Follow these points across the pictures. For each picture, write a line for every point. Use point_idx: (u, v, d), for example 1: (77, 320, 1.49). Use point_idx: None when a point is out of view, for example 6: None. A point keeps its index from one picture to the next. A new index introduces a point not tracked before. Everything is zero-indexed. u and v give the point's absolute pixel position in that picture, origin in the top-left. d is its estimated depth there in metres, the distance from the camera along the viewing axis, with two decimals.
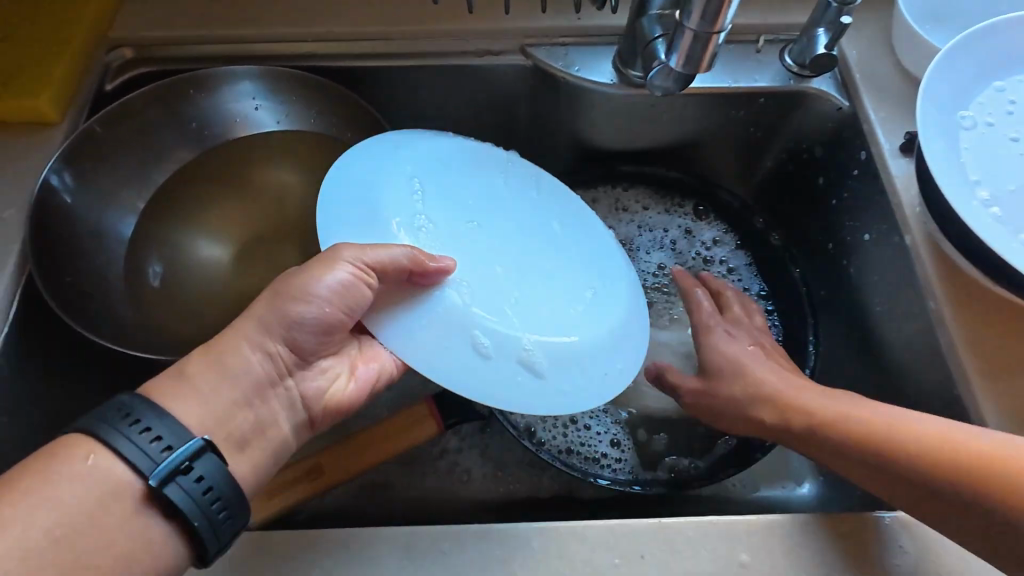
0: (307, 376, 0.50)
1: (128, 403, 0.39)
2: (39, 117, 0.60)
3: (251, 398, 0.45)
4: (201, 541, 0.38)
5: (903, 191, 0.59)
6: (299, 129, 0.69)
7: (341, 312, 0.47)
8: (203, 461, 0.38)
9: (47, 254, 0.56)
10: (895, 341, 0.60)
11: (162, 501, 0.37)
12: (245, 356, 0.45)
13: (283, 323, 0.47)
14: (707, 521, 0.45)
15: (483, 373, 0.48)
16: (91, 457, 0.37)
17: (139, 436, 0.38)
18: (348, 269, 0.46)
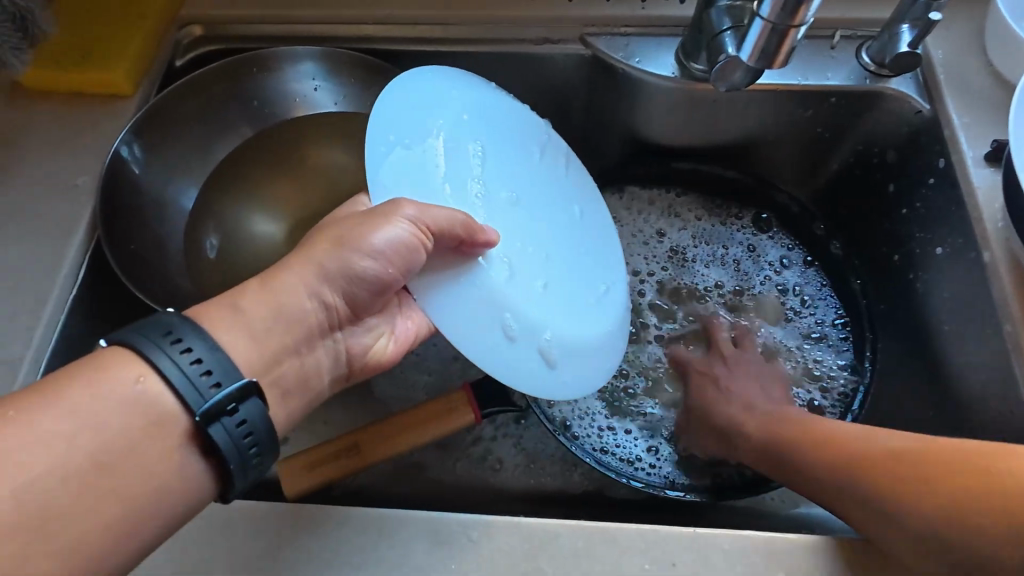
0: (353, 332, 0.52)
1: (173, 330, 0.38)
2: (113, 89, 0.63)
3: (302, 346, 0.46)
4: (230, 476, 0.39)
5: (985, 204, 0.55)
6: (355, 110, 0.69)
7: (399, 272, 0.47)
8: (245, 404, 0.38)
9: (115, 222, 0.59)
10: (962, 365, 0.56)
11: (204, 437, 0.38)
12: (302, 300, 0.46)
13: (342, 273, 0.47)
14: (744, 535, 0.44)
15: (510, 355, 0.49)
16: (141, 382, 0.37)
17: (189, 366, 0.38)
18: (407, 227, 0.45)
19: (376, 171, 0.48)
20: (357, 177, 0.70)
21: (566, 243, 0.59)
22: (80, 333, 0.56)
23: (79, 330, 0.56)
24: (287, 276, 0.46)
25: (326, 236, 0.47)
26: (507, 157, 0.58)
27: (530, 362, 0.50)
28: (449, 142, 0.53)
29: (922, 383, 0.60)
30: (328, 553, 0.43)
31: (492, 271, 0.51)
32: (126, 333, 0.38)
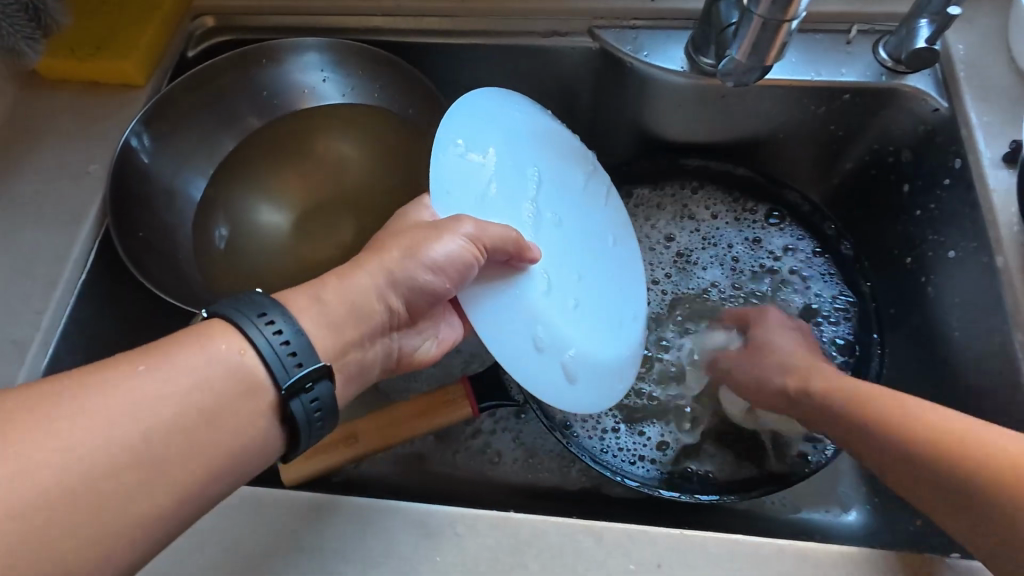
0: (405, 333, 0.52)
1: (267, 308, 0.39)
2: (125, 78, 0.64)
3: (366, 339, 0.46)
4: (296, 443, 0.40)
5: (1000, 207, 0.53)
6: (363, 102, 0.70)
7: (450, 282, 0.47)
8: (324, 383, 0.39)
9: (125, 209, 0.60)
10: (972, 373, 0.54)
11: (283, 410, 0.39)
12: (370, 296, 0.46)
13: (405, 280, 0.47)
14: (732, 539, 0.43)
15: (538, 372, 0.49)
16: (241, 354, 0.38)
17: (276, 341, 0.38)
18: (462, 241, 0.45)
19: (442, 183, 0.48)
20: (363, 168, 0.70)
21: (599, 262, 0.59)
22: (89, 316, 0.57)
23: (87, 313, 0.57)
24: (358, 274, 0.46)
25: (398, 240, 0.47)
26: (552, 176, 0.58)
27: (555, 380, 0.50)
28: (505, 159, 0.53)
29: (930, 390, 0.58)
30: (316, 541, 0.44)
31: (530, 288, 0.51)
32: (224, 306, 0.39)
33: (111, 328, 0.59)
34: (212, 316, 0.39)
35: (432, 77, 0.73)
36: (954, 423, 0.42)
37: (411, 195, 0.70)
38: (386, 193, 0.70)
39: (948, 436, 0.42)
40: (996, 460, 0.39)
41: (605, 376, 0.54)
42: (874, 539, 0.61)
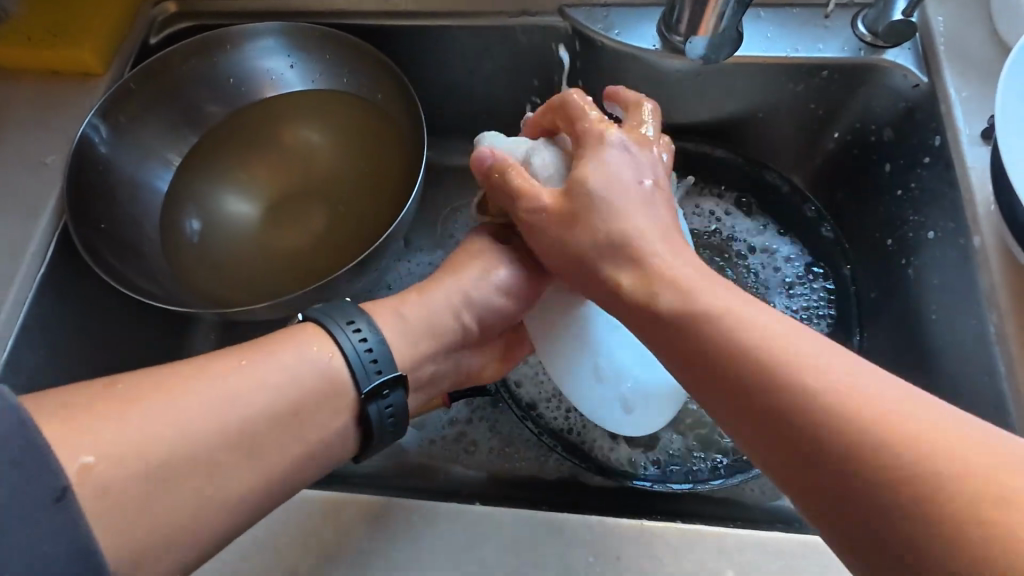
0: (477, 350, 0.54)
1: (356, 317, 0.43)
2: (83, 67, 0.63)
3: (440, 351, 0.49)
4: (369, 443, 0.43)
5: (977, 188, 0.52)
6: (332, 89, 0.69)
7: (514, 304, 0.52)
8: (399, 391, 0.42)
9: (85, 202, 0.59)
10: (948, 358, 0.53)
11: (359, 413, 0.42)
12: (444, 313, 0.49)
13: (479, 302, 0.51)
14: (693, 530, 0.42)
15: (597, 395, 0.51)
16: (329, 356, 0.41)
17: (359, 344, 0.42)
18: (510, 268, 0.52)
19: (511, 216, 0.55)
20: (333, 155, 0.69)
21: None
22: (52, 310, 0.56)
23: (48, 307, 0.56)
24: (437, 293, 0.50)
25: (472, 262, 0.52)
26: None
27: (616, 404, 0.51)
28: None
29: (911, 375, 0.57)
30: (274, 537, 0.43)
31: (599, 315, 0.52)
32: (318, 313, 0.43)
33: (78, 322, 0.59)
34: (305, 322, 0.43)
35: (403, 62, 0.71)
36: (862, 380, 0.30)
37: (381, 177, 0.68)
38: (357, 180, 0.69)
39: (847, 403, 0.29)
40: (903, 445, 0.28)
41: (682, 395, 0.52)
42: None
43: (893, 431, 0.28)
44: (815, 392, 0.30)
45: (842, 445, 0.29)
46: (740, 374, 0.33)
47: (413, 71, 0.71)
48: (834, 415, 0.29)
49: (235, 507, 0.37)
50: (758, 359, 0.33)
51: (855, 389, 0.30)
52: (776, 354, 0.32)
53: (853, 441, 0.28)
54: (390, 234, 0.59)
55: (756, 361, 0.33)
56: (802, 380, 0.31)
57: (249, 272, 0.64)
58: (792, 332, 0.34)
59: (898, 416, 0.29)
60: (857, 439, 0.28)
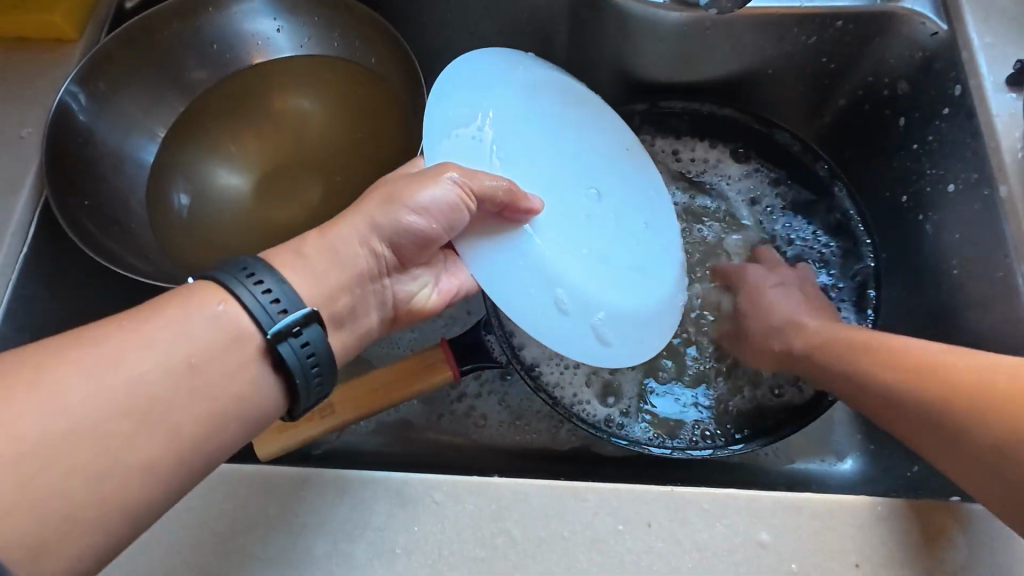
0: (402, 280, 0.49)
1: (252, 264, 0.38)
2: (55, 33, 0.58)
3: (355, 284, 0.44)
4: (295, 394, 0.38)
5: (1003, 134, 0.50)
6: (322, 52, 0.65)
7: (442, 228, 0.45)
8: (313, 328, 0.37)
9: (67, 176, 0.55)
10: (971, 314, 0.52)
11: (272, 359, 0.37)
12: (353, 246, 0.44)
13: (391, 229, 0.45)
14: (724, 493, 0.41)
15: (536, 303, 0.45)
16: (222, 305, 0.36)
17: (255, 288, 0.37)
18: (450, 188, 0.42)
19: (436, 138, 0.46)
20: (326, 121, 0.66)
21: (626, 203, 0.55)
22: (36, 292, 0.53)
23: (32, 289, 0.53)
24: (341, 225, 0.44)
25: (380, 190, 0.46)
26: (570, 136, 0.54)
27: (555, 315, 0.46)
28: (515, 121, 0.50)
29: (932, 331, 0.56)
30: (286, 514, 0.41)
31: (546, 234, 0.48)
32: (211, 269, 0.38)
33: (65, 305, 0.56)
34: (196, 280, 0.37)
35: (395, 22, 0.67)
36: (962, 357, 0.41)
37: (377, 143, 0.65)
38: (352, 146, 0.66)
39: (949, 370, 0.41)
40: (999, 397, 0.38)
41: (638, 337, 0.50)
42: (871, 486, 0.60)
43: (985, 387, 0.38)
44: (920, 369, 0.42)
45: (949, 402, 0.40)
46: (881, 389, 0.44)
47: (406, 33, 0.68)
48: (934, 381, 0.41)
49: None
50: (891, 364, 0.44)
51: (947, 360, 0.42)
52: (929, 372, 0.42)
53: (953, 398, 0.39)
54: None
55: (879, 361, 0.45)
56: (897, 357, 0.44)
57: (244, 244, 0.62)
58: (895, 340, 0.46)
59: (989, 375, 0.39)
60: (955, 395, 0.39)
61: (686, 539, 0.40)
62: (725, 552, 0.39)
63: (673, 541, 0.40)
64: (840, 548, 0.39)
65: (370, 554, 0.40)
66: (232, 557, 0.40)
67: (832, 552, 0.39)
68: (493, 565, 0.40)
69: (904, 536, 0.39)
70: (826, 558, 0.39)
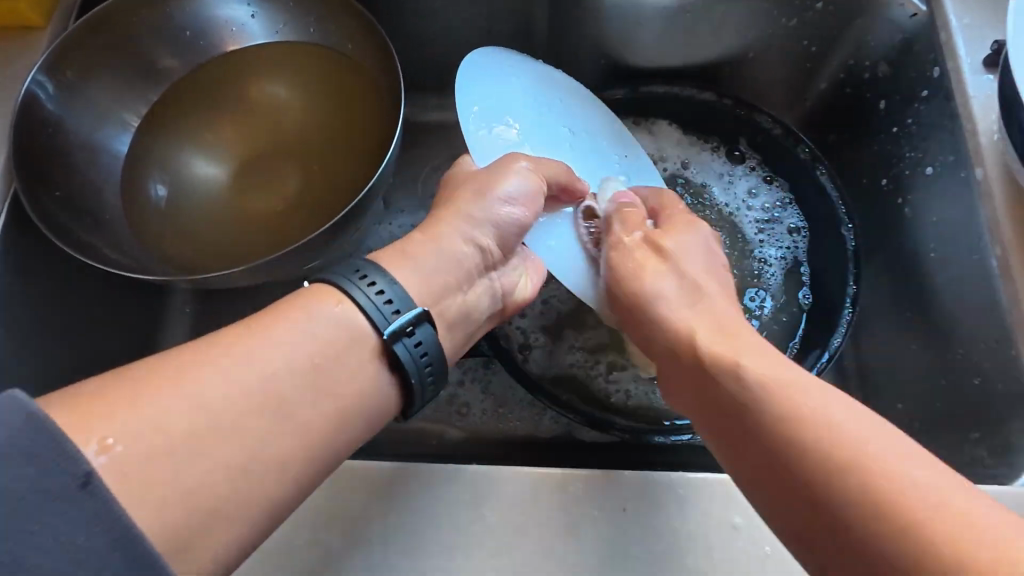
0: (505, 271, 0.49)
1: (363, 266, 0.39)
2: (22, 20, 0.57)
3: (465, 282, 0.45)
4: (411, 395, 0.39)
5: (980, 117, 0.49)
6: (299, 40, 0.64)
7: (529, 217, 0.48)
8: (425, 327, 0.39)
9: (35, 167, 0.54)
10: (948, 298, 0.52)
11: (388, 359, 0.38)
12: (457, 244, 0.45)
13: (484, 222, 0.46)
14: (698, 478, 0.41)
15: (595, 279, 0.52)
16: (339, 305, 0.37)
17: (368, 289, 0.38)
18: (528, 175, 0.47)
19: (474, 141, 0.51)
20: (304, 110, 0.65)
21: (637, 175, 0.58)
22: (9, 287, 0.53)
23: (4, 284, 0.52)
24: (443, 228, 0.45)
25: (463, 189, 0.47)
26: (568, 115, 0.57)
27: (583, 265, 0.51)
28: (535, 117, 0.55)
29: (911, 314, 0.56)
30: None
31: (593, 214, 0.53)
32: (323, 274, 0.39)
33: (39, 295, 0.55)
34: (310, 283, 0.39)
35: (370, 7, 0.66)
36: (832, 415, 0.33)
37: (354, 131, 0.64)
38: (332, 137, 0.65)
39: (854, 468, 0.31)
40: (906, 505, 0.29)
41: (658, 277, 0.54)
42: None
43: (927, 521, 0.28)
44: (797, 437, 0.33)
45: (874, 538, 0.29)
46: (788, 450, 0.33)
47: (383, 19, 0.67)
48: (822, 470, 0.31)
49: (289, 472, 0.33)
50: (839, 442, 0.32)
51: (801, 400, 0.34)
52: (800, 434, 0.33)
53: (851, 489, 0.30)
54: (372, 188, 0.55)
55: (782, 421, 0.34)
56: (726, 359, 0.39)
57: (220, 234, 0.61)
58: (822, 400, 0.34)
59: (897, 467, 0.30)
60: (829, 465, 0.31)
61: (664, 525, 0.40)
62: (700, 537, 0.40)
63: (650, 526, 0.40)
64: None
65: (347, 545, 0.40)
66: None
67: None
68: (471, 553, 0.40)
69: None
70: None
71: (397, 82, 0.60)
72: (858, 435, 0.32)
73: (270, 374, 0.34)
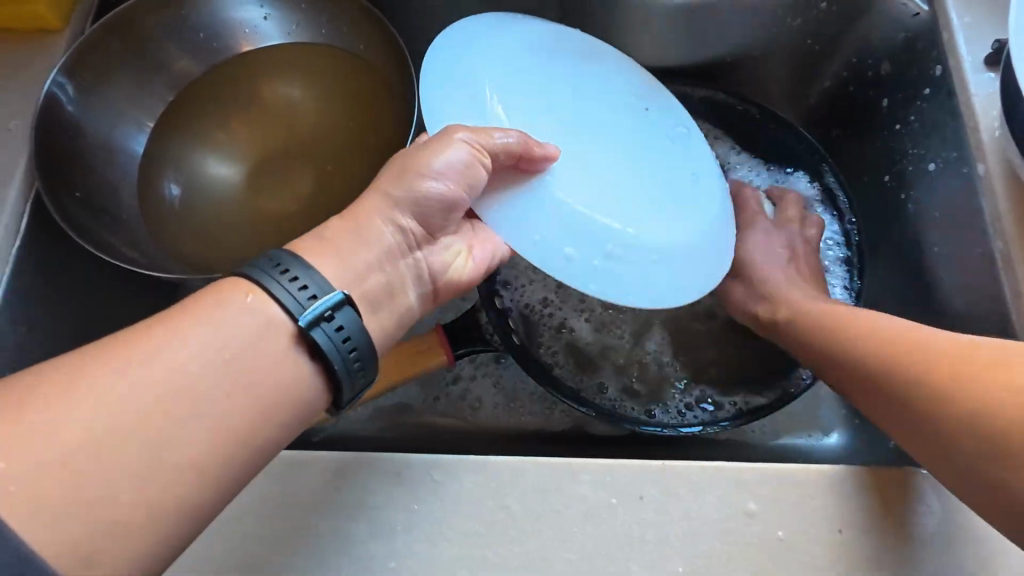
0: (432, 251, 0.48)
1: (279, 257, 0.39)
2: (39, 23, 0.58)
3: (386, 264, 0.44)
4: (337, 383, 0.39)
5: (981, 114, 0.50)
6: (311, 40, 0.65)
7: (461, 190, 0.45)
8: (346, 312, 0.38)
9: (55, 169, 0.55)
10: (949, 291, 0.53)
11: (307, 344, 0.37)
12: (379, 228, 0.44)
13: (411, 200, 0.45)
14: (712, 466, 0.42)
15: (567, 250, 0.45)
16: (250, 296, 0.37)
17: (282, 278, 0.37)
18: (465, 147, 0.43)
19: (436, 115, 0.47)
20: (316, 110, 0.66)
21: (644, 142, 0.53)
22: (31, 286, 0.53)
23: (27, 284, 0.53)
24: (362, 208, 0.44)
25: (393, 165, 0.46)
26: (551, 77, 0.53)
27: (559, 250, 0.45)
28: (519, 82, 0.51)
29: (915, 307, 0.57)
30: (291, 492, 0.42)
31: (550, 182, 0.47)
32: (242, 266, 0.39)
33: (59, 296, 0.56)
34: (224, 278, 0.38)
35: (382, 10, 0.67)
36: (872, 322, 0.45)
37: (367, 131, 0.65)
38: (345, 137, 0.66)
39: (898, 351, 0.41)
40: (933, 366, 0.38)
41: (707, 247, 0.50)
42: (856, 459, 0.61)
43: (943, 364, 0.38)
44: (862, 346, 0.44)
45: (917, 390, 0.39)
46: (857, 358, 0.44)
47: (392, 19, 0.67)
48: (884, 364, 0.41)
49: None
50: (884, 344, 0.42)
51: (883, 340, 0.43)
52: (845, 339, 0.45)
53: (894, 367, 0.41)
54: None
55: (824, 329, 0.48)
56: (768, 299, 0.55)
57: (236, 233, 0.62)
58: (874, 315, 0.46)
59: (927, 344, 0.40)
60: (887, 357, 0.42)
61: (679, 512, 0.41)
62: (715, 524, 0.41)
63: (664, 513, 0.41)
64: (821, 516, 0.41)
65: (371, 533, 0.41)
66: (242, 531, 0.41)
67: (816, 520, 0.41)
68: (492, 540, 0.41)
69: (884, 505, 0.41)
70: (810, 527, 0.41)
71: (411, 83, 0.62)
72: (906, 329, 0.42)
73: (173, 374, 0.34)
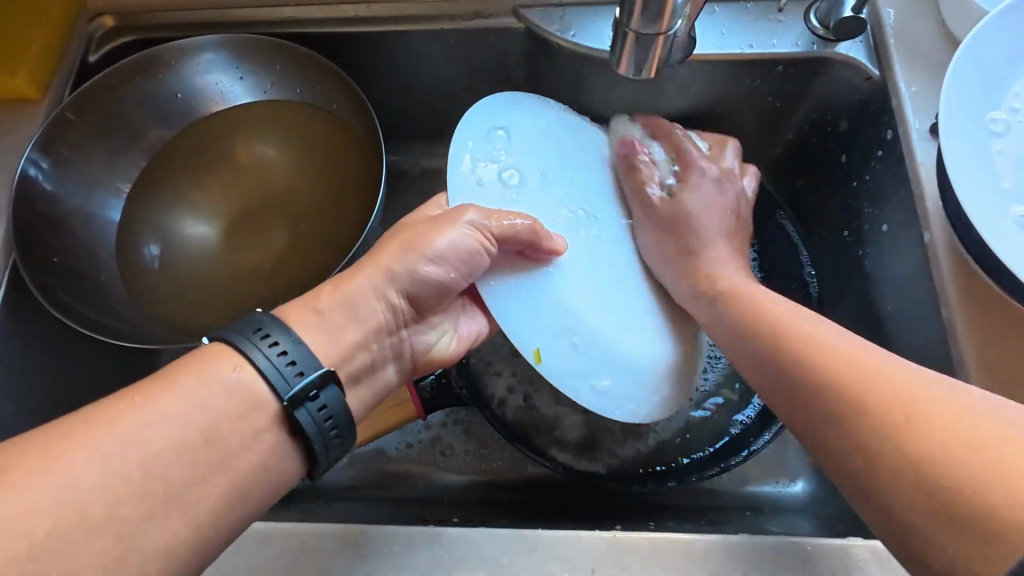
0: (418, 330, 0.51)
1: (264, 323, 0.40)
2: (18, 93, 0.60)
3: (370, 342, 0.46)
4: (315, 457, 0.40)
5: (927, 182, 0.52)
6: (286, 98, 0.67)
7: (460, 275, 0.48)
8: (330, 389, 0.39)
9: (30, 240, 0.57)
10: (900, 349, 0.54)
11: (290, 423, 0.38)
12: (372, 304, 0.46)
13: (408, 278, 0.47)
14: (662, 537, 0.44)
15: (550, 343, 0.49)
16: (237, 370, 0.38)
17: (270, 351, 0.38)
18: (471, 232, 0.46)
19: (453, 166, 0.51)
20: (290, 169, 0.68)
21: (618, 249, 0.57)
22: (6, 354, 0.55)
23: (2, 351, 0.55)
24: (361, 277, 0.46)
25: (405, 232, 0.48)
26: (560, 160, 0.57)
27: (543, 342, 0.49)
28: (536, 162, 0.55)
29: None
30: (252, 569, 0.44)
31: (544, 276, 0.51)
32: (222, 330, 0.39)
33: (36, 359, 0.57)
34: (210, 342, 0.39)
35: (358, 69, 0.69)
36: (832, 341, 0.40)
37: (341, 194, 0.67)
38: (321, 195, 0.67)
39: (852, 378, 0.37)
40: (898, 399, 0.34)
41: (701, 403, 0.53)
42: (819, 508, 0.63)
43: (906, 399, 0.34)
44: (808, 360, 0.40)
45: (862, 419, 0.35)
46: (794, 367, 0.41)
47: (366, 79, 0.69)
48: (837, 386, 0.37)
49: None
50: (838, 361, 0.39)
51: (834, 353, 0.39)
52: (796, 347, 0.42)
53: (847, 392, 0.37)
54: (356, 249, 0.58)
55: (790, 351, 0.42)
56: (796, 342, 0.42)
57: (209, 293, 0.64)
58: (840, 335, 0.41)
59: (895, 380, 0.36)
60: (838, 373, 0.38)
61: None
62: None
63: None
64: None
65: None
66: None
67: None
68: None
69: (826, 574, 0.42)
70: None
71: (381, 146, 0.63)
72: (869, 354, 0.38)
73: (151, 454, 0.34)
